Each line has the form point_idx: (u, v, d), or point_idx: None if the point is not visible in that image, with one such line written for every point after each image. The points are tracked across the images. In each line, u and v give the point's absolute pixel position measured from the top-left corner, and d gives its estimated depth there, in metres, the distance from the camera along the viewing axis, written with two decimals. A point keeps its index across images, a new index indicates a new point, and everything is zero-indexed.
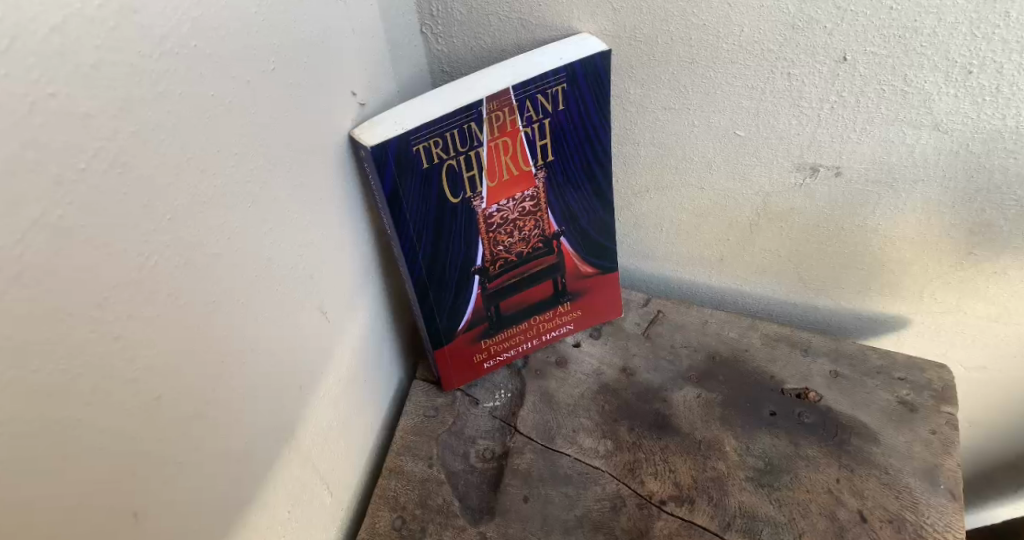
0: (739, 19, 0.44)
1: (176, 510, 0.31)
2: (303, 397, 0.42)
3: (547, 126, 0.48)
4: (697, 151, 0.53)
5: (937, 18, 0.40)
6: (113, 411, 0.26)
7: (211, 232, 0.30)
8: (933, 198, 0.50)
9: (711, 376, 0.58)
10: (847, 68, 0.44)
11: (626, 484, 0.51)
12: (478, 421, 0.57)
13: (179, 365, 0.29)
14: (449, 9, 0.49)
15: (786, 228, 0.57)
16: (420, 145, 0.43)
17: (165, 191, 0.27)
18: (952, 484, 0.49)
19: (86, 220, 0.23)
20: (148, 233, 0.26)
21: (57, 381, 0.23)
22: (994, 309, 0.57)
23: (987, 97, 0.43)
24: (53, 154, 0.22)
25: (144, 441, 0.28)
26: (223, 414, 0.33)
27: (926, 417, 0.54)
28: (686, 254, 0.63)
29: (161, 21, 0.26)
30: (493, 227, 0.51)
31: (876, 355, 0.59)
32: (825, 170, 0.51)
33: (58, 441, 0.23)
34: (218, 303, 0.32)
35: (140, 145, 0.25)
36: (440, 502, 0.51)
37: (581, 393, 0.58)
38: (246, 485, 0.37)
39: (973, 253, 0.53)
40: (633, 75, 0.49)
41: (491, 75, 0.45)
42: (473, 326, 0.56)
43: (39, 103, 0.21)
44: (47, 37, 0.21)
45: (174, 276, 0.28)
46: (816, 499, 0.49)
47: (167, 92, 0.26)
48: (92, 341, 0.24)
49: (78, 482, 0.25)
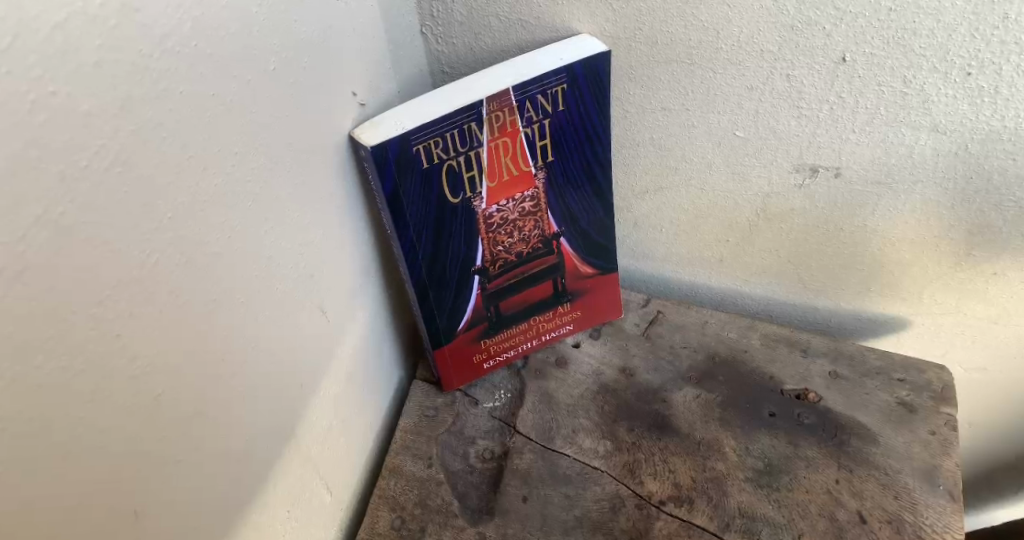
0: (738, 19, 0.44)
1: (176, 510, 0.31)
2: (303, 396, 0.42)
3: (547, 126, 0.48)
4: (697, 151, 0.53)
5: (936, 19, 0.40)
6: (112, 410, 0.26)
7: (212, 232, 0.30)
8: (933, 199, 0.50)
9: (711, 376, 0.59)
10: (847, 69, 0.44)
11: (626, 484, 0.51)
12: (478, 421, 0.57)
13: (179, 364, 0.29)
14: (450, 10, 0.49)
15: (786, 229, 0.57)
16: (421, 145, 0.44)
17: (166, 191, 0.27)
18: (951, 485, 0.49)
19: (87, 219, 0.24)
20: (149, 232, 0.26)
21: (57, 380, 0.23)
22: (994, 310, 0.57)
23: (987, 99, 0.43)
24: (54, 153, 0.22)
25: (144, 441, 0.28)
26: (223, 414, 0.33)
27: (926, 417, 0.54)
28: (686, 254, 0.63)
29: (162, 20, 0.26)
30: (493, 227, 0.51)
31: (876, 355, 0.59)
32: (824, 171, 0.51)
33: (58, 441, 0.24)
34: (219, 302, 0.32)
35: (141, 145, 0.25)
36: (439, 502, 0.52)
37: (580, 393, 0.58)
38: (246, 485, 0.37)
39: (973, 254, 0.53)
40: (633, 76, 0.49)
41: (491, 75, 0.46)
42: (473, 326, 0.56)
43: (41, 101, 0.21)
44: (49, 36, 0.21)
45: (174, 275, 0.28)
46: (816, 499, 0.49)
47: (168, 92, 0.26)
48: (93, 339, 0.25)
49: (78, 482, 0.25)
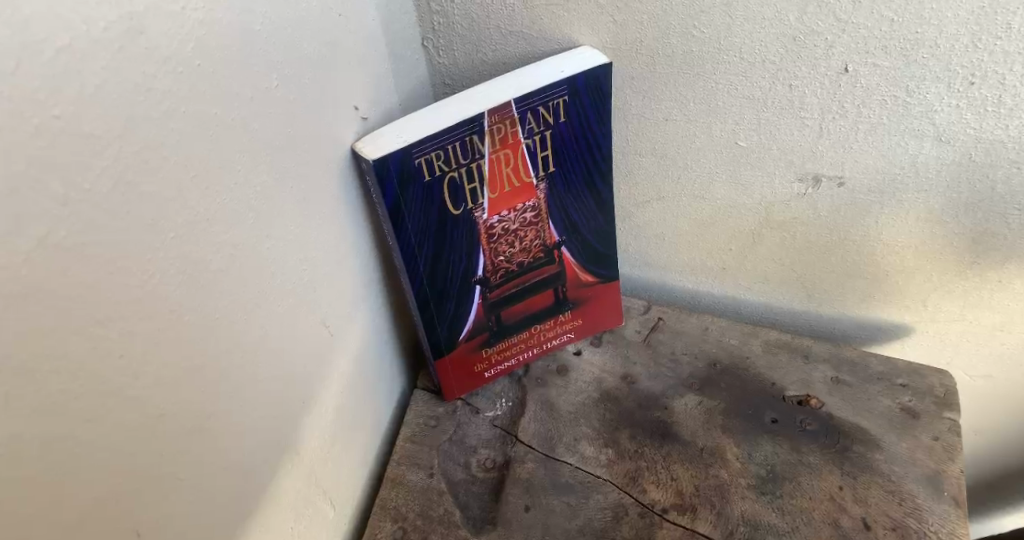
0: (740, 30, 0.44)
1: (178, 517, 0.30)
2: (304, 409, 0.41)
3: (548, 137, 0.48)
4: (699, 161, 0.53)
5: (938, 30, 0.41)
6: (113, 422, 0.25)
7: (215, 248, 0.30)
8: (937, 207, 0.50)
9: (712, 383, 0.58)
10: (849, 79, 0.44)
11: (627, 493, 0.51)
12: (479, 430, 0.56)
13: (181, 381, 0.29)
14: (450, 23, 0.49)
15: (788, 237, 0.57)
16: (422, 158, 0.43)
17: (169, 209, 0.27)
18: (955, 491, 0.49)
19: (88, 237, 0.23)
20: (153, 250, 0.26)
21: (63, 400, 0.23)
22: (1000, 317, 0.57)
23: (990, 108, 0.43)
24: (58, 176, 0.22)
25: (147, 451, 0.28)
26: (225, 430, 0.33)
27: (929, 423, 0.54)
28: (688, 262, 0.63)
29: (164, 38, 0.26)
30: (494, 237, 0.51)
31: (878, 362, 0.59)
32: (827, 180, 0.51)
33: (58, 445, 0.23)
34: (220, 321, 0.31)
35: (144, 162, 0.25)
36: (441, 512, 0.51)
37: (582, 401, 0.58)
38: (247, 500, 0.36)
39: (977, 262, 0.53)
40: (634, 86, 0.49)
41: (494, 87, 0.45)
42: (474, 335, 0.56)
43: (44, 125, 0.21)
44: (53, 59, 0.21)
45: (177, 294, 0.28)
46: (820, 507, 0.49)
47: (171, 111, 0.26)
48: (99, 360, 0.24)
49: (79, 495, 0.24)
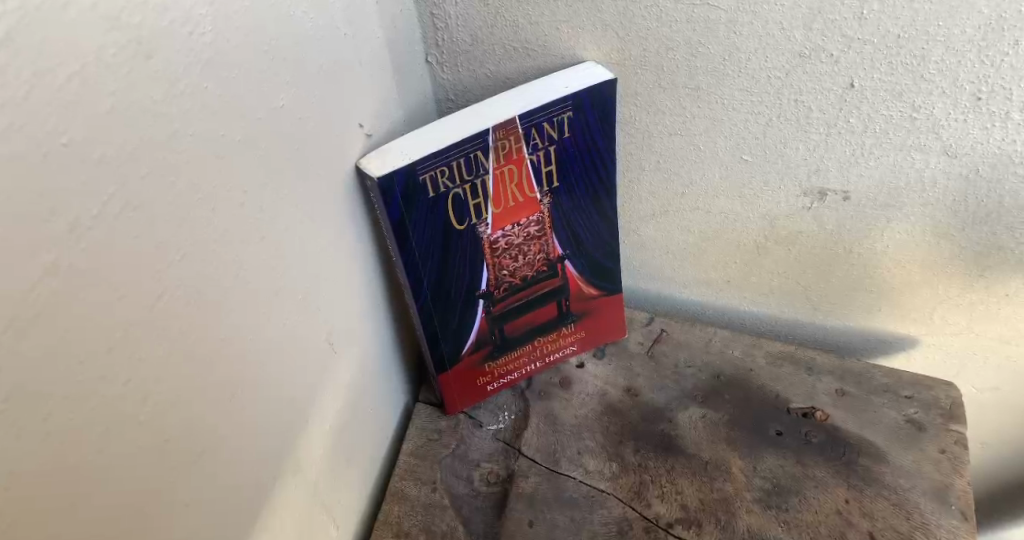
0: (746, 46, 0.44)
1: (179, 529, 0.29)
2: (308, 425, 0.41)
3: (552, 152, 0.48)
4: (705, 175, 0.53)
5: (945, 46, 0.41)
6: (117, 439, 0.25)
7: (222, 267, 0.30)
8: (942, 220, 0.50)
9: (717, 395, 0.58)
10: (855, 94, 0.44)
11: (632, 507, 0.51)
12: (481, 444, 0.56)
13: (187, 401, 0.29)
14: (454, 38, 0.49)
15: (794, 250, 0.56)
16: (427, 174, 0.43)
17: (176, 230, 0.27)
18: (963, 505, 0.49)
19: (98, 260, 0.23)
20: (159, 269, 0.26)
21: (66, 423, 0.22)
22: (1007, 330, 0.57)
23: (998, 123, 0.43)
24: (69, 200, 0.21)
25: (151, 467, 0.27)
26: (228, 448, 0.32)
27: (935, 436, 0.53)
28: (694, 275, 0.62)
29: (174, 61, 0.25)
30: (498, 251, 0.50)
31: (883, 373, 0.58)
32: (833, 195, 0.51)
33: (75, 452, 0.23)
34: (225, 342, 0.31)
35: (153, 183, 0.25)
36: (444, 528, 0.51)
37: (585, 414, 0.57)
38: (250, 515, 0.35)
39: (984, 275, 0.53)
40: (639, 102, 0.50)
41: (498, 102, 0.45)
42: (478, 349, 0.55)
43: (53, 152, 0.21)
44: (63, 87, 0.21)
45: (184, 315, 0.28)
46: (827, 521, 0.49)
47: (180, 134, 0.26)
48: (101, 387, 0.24)
49: (82, 513, 0.24)
